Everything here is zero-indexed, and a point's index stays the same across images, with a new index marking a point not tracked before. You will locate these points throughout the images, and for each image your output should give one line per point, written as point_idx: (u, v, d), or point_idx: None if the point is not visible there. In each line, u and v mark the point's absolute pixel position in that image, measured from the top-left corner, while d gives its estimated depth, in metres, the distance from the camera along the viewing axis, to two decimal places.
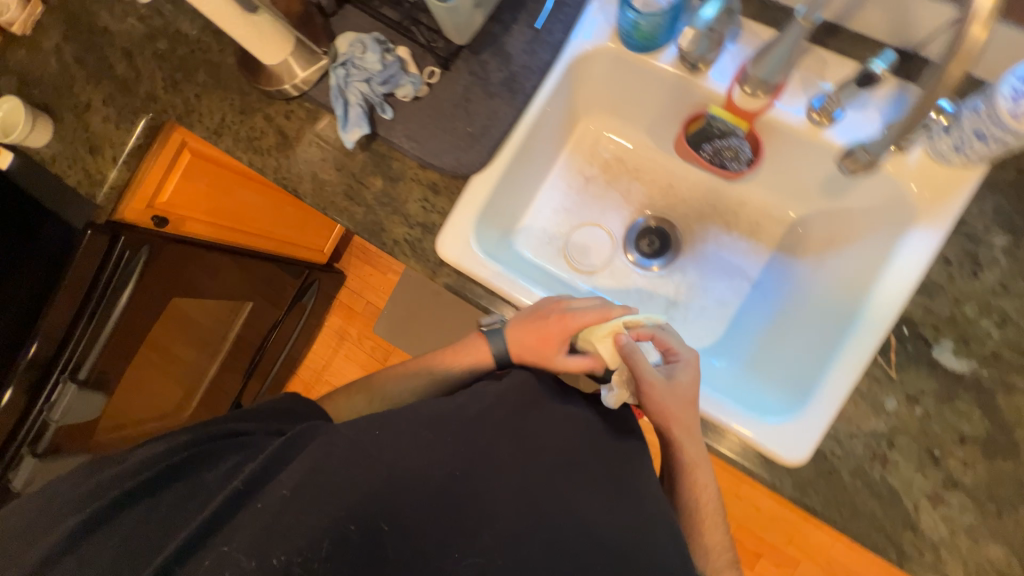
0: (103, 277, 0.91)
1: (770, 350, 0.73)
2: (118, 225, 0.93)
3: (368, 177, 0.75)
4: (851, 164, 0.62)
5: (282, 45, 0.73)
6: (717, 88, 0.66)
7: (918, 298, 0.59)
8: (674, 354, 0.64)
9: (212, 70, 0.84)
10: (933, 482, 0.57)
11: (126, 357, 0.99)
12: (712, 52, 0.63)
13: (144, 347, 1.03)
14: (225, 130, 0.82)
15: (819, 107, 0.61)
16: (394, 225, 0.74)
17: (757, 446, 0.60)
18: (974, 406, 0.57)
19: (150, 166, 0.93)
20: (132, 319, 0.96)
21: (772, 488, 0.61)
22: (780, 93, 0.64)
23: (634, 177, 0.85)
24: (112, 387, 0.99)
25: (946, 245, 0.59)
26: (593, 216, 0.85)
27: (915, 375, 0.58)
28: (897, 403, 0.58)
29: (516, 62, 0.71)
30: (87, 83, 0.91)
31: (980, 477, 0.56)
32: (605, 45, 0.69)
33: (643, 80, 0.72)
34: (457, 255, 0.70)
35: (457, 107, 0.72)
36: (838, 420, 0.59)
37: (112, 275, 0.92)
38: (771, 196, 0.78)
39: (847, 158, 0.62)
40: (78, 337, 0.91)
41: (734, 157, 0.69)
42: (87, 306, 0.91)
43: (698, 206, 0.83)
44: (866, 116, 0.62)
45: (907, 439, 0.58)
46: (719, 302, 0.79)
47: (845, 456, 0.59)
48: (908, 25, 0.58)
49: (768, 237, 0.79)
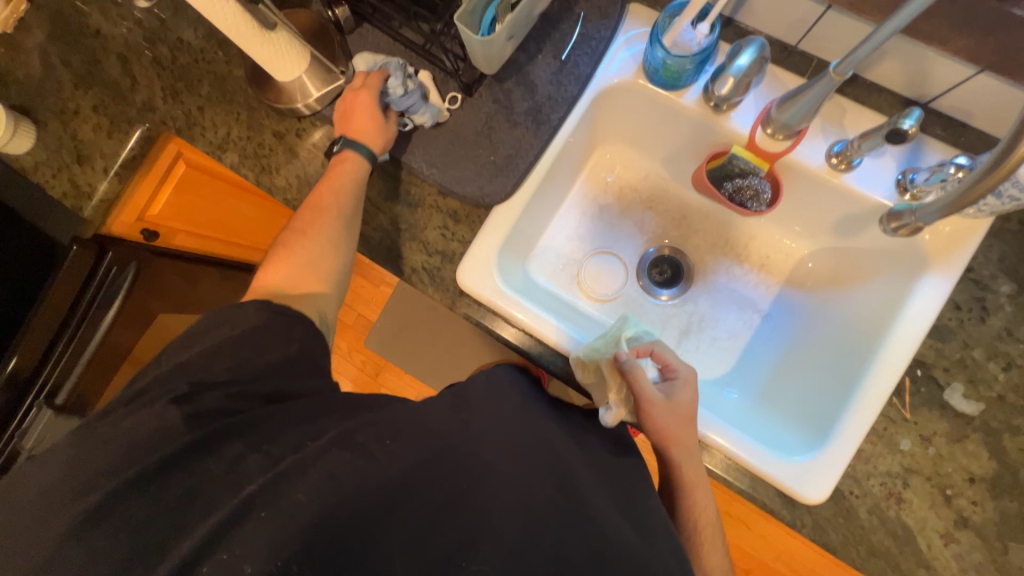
0: (87, 295, 0.85)
1: (783, 385, 0.75)
2: (105, 239, 0.87)
3: (384, 202, 0.73)
4: (897, 226, 0.63)
5: (298, 60, 0.70)
6: (739, 129, 0.67)
7: (929, 341, 0.61)
8: (672, 371, 0.63)
9: (216, 82, 0.80)
10: (945, 521, 0.59)
11: (106, 381, 0.91)
12: (738, 95, 0.65)
13: (126, 368, 0.96)
14: (230, 145, 0.79)
15: (840, 152, 0.63)
16: (412, 252, 0.72)
17: (779, 485, 0.61)
18: (983, 447, 0.59)
19: (142, 178, 0.88)
20: (114, 341, 0.89)
21: (791, 526, 0.62)
22: (801, 136, 0.65)
23: (648, 206, 0.86)
24: (89, 413, 0.91)
25: (956, 290, 0.62)
26: (608, 244, 0.85)
27: (928, 416, 0.60)
28: (912, 444, 0.60)
29: (541, 93, 0.70)
30: (76, 88, 0.85)
31: (988, 516, 0.58)
32: (630, 80, 0.70)
33: (665, 115, 0.73)
34: (479, 285, 0.68)
35: (480, 135, 0.71)
36: (856, 459, 0.60)
37: (97, 293, 0.85)
38: (782, 232, 0.80)
39: (895, 220, 0.63)
40: (55, 360, 0.83)
41: (753, 196, 0.70)
42: (67, 326, 0.84)
43: (710, 238, 0.84)
44: (883, 165, 0.64)
45: (921, 478, 0.59)
46: (732, 334, 0.80)
47: (862, 495, 0.60)
48: (925, 80, 0.61)
49: (779, 271, 0.81)
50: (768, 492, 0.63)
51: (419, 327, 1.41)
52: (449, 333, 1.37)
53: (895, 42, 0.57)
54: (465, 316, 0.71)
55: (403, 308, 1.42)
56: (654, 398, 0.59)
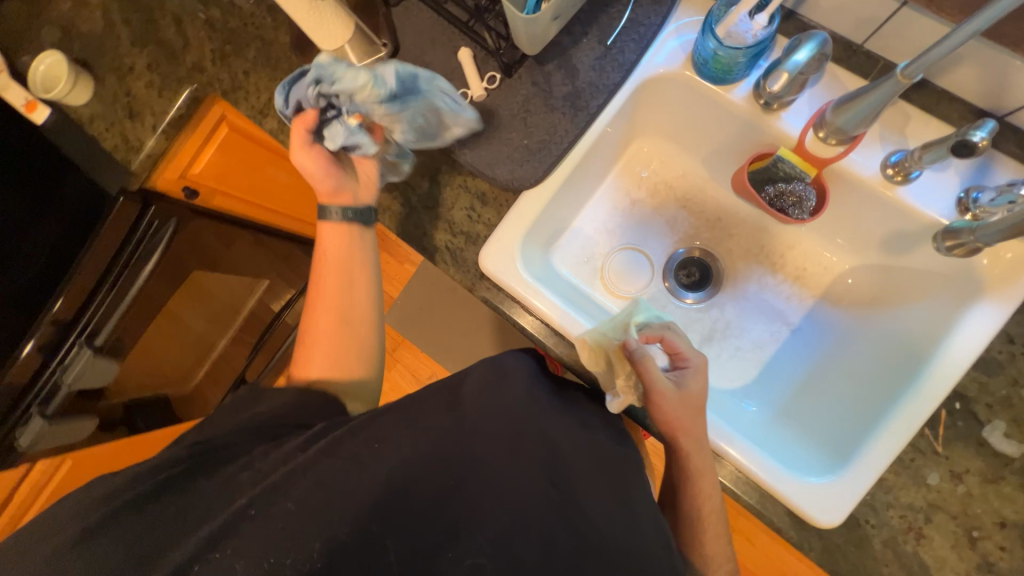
0: (129, 244, 0.89)
1: (805, 403, 0.71)
2: (150, 193, 0.92)
3: (414, 178, 0.73)
4: (952, 244, 0.58)
5: (341, 32, 0.70)
6: (789, 130, 0.63)
7: (973, 373, 0.57)
8: (683, 359, 0.61)
9: (263, 47, 0.82)
10: (966, 564, 0.55)
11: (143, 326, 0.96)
12: (791, 95, 0.61)
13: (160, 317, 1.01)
14: (271, 111, 0.80)
15: (897, 162, 0.59)
16: (436, 231, 0.72)
17: (790, 504, 0.59)
18: (1020, 491, 0.55)
19: (187, 139, 0.92)
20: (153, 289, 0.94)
21: (798, 548, 0.60)
22: (856, 143, 0.61)
23: (682, 205, 0.83)
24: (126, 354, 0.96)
25: (1009, 322, 0.57)
26: (636, 241, 0.83)
27: (962, 452, 0.56)
28: (940, 479, 0.57)
29: (582, 78, 0.68)
30: (132, 45, 0.88)
31: (1016, 564, 0.55)
32: (677, 71, 0.67)
33: (709, 110, 0.70)
34: (499, 270, 0.68)
35: (515, 118, 0.69)
36: (876, 487, 0.58)
37: (138, 243, 0.90)
38: (823, 243, 0.76)
39: (950, 235, 0.58)
40: (98, 303, 0.88)
41: (796, 203, 0.66)
42: (110, 272, 0.88)
43: (745, 243, 0.81)
44: (944, 180, 0.60)
45: (945, 516, 0.56)
46: (756, 345, 0.77)
47: (877, 525, 0.58)
48: (1004, 90, 0.55)
49: (814, 285, 0.77)
50: (775, 511, 0.61)
51: (438, 308, 1.41)
52: (467, 316, 1.37)
53: (974, 46, 0.52)
54: (484, 299, 0.71)
55: (424, 287, 1.42)
56: (661, 389, 0.58)
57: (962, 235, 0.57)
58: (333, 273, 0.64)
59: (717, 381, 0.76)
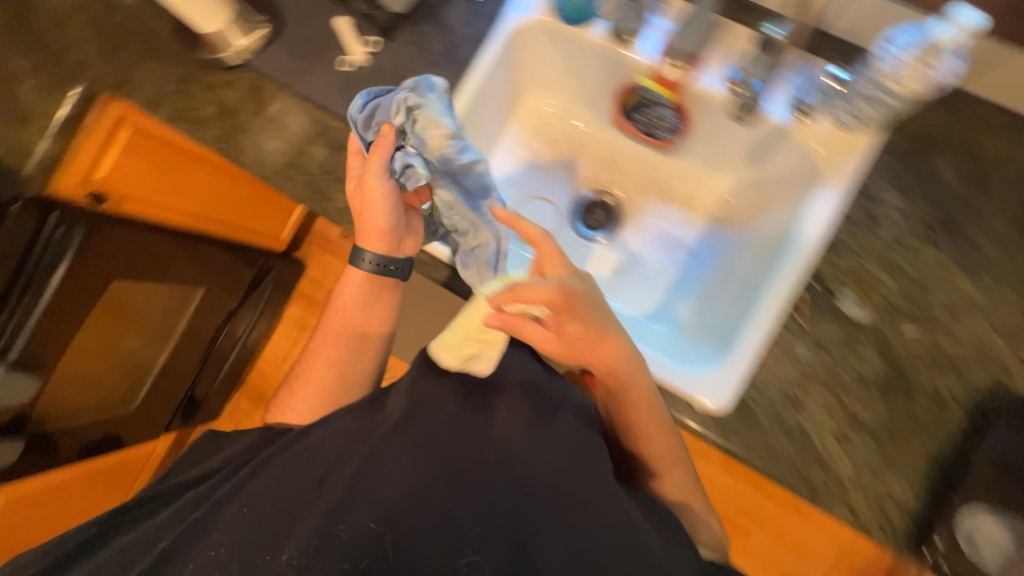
0: (33, 253, 0.87)
1: (704, 314, 0.77)
2: (53, 198, 0.92)
3: (312, 146, 0.76)
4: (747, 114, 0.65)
5: (221, 13, 0.73)
6: (642, 58, 0.70)
7: (824, 253, 0.64)
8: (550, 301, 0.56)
9: (148, 39, 0.82)
10: (839, 423, 0.62)
11: (61, 342, 0.95)
12: (636, 23, 0.67)
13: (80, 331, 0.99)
14: (164, 99, 0.80)
15: (737, 79, 0.64)
16: (338, 193, 0.75)
17: (682, 394, 0.64)
18: (873, 350, 0.62)
19: (85, 141, 0.95)
20: (67, 300, 0.92)
21: (700, 437, 0.65)
22: (701, 65, 0.68)
23: (578, 151, 0.88)
24: (46, 371, 0.95)
25: (850, 204, 0.64)
26: (540, 190, 0.87)
27: (822, 324, 0.63)
28: (807, 350, 0.63)
29: (455, 33, 0.73)
30: (16, 52, 0.88)
31: (879, 416, 0.61)
32: (539, 19, 0.72)
33: (578, 55, 0.75)
34: (399, 222, 0.71)
35: (398, 77, 0.73)
36: (757, 368, 0.63)
37: (43, 251, 0.88)
38: (703, 169, 0.82)
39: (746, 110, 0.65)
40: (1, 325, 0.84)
41: (661, 125, 0.74)
42: (14, 287, 0.85)
43: (640, 179, 0.87)
44: (780, 89, 0.66)
45: (816, 383, 0.62)
46: (659, 270, 0.83)
47: (762, 402, 0.63)
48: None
49: (703, 209, 0.83)
50: (681, 409, 0.65)
51: None
52: None
53: None
54: None
55: None
56: (538, 333, 0.56)
57: (750, 105, 0.64)
58: (333, 343, 0.75)
59: (626, 308, 0.81)
